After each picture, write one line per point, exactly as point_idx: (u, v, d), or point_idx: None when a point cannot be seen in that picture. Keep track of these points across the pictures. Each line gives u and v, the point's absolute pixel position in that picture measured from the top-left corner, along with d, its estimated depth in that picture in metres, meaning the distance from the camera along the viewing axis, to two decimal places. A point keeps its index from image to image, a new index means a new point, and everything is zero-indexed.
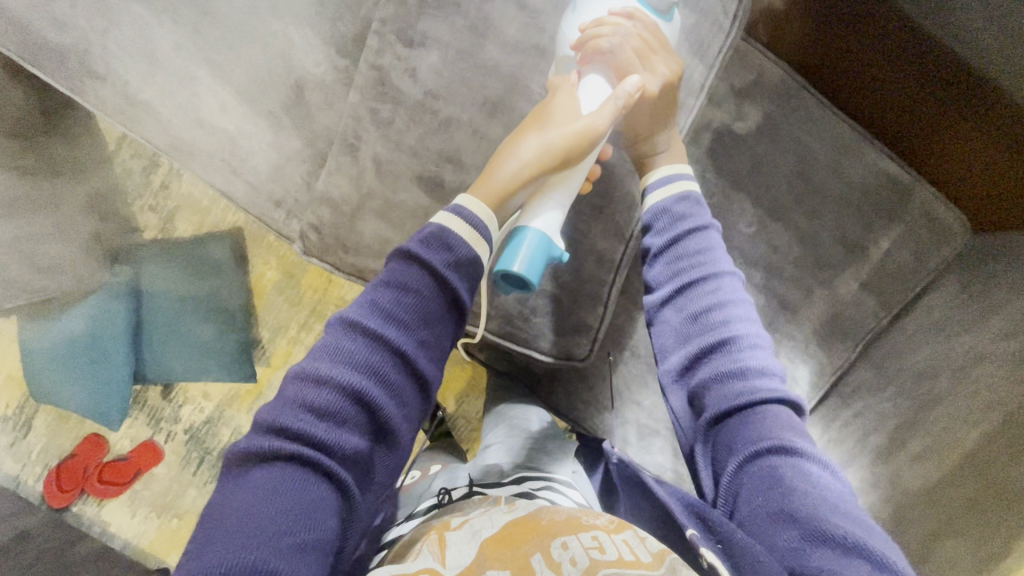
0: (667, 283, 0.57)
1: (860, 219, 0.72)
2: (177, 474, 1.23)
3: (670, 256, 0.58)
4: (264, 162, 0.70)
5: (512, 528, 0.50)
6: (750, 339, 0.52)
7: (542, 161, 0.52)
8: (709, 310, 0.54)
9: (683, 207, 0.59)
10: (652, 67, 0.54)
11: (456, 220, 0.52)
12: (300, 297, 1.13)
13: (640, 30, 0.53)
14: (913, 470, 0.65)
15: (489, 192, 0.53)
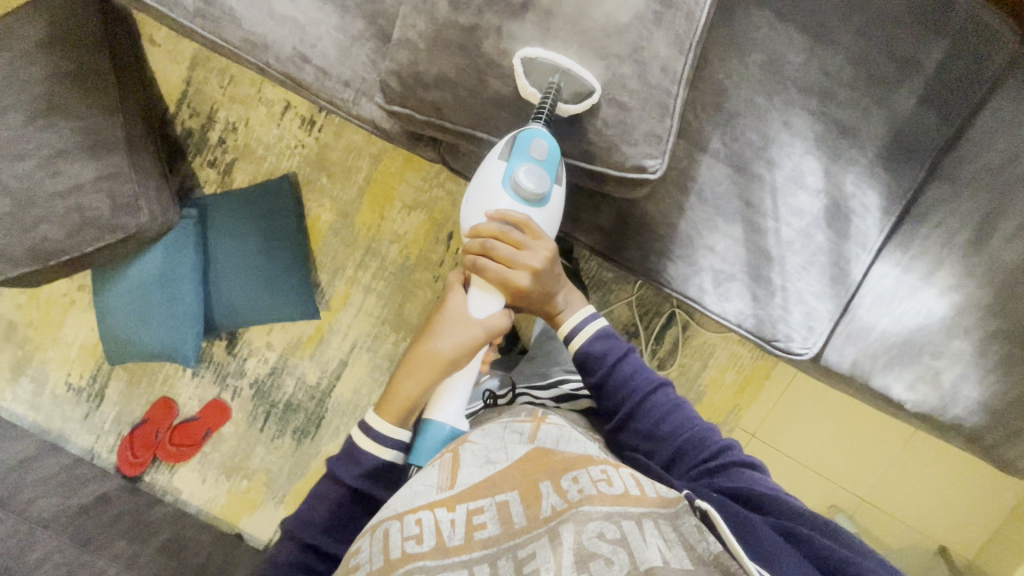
0: (621, 403, 0.70)
1: (909, 35, 0.73)
2: (245, 432, 1.24)
3: (615, 381, 0.71)
4: (331, 46, 0.74)
5: (527, 459, 0.60)
6: (702, 434, 0.68)
7: (432, 363, 0.71)
8: (661, 422, 0.68)
9: (604, 346, 0.72)
10: (520, 274, 0.68)
11: (365, 440, 0.70)
12: (355, 237, 1.17)
13: (509, 236, 0.67)
14: (1009, 249, 0.70)
15: (397, 404, 0.71)
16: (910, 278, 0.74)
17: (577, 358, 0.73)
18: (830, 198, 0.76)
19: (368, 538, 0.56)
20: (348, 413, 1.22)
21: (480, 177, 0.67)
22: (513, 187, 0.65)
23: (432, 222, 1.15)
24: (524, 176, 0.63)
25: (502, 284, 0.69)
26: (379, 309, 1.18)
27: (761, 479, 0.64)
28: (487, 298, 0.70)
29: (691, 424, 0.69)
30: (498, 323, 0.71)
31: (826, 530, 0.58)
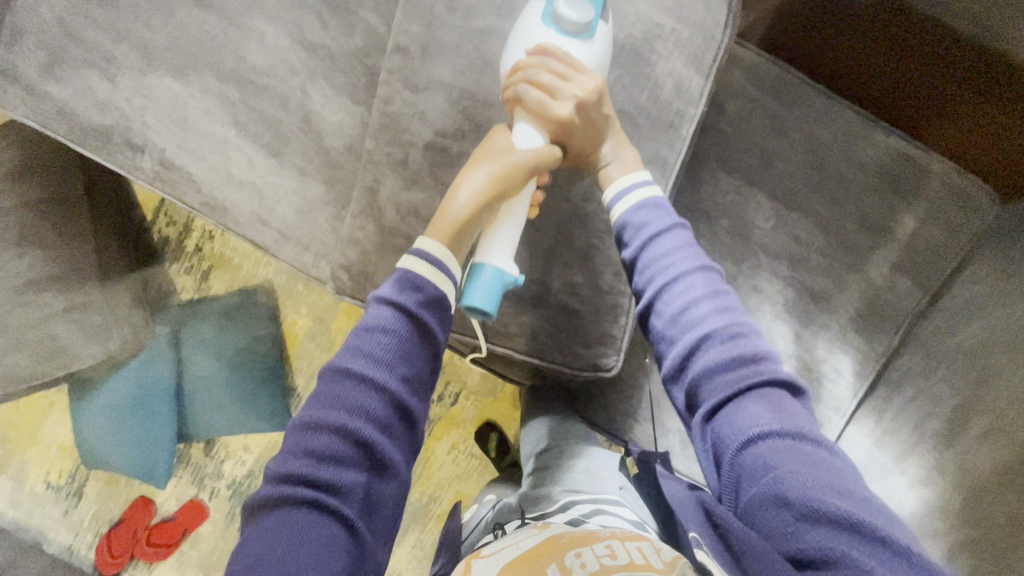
0: (647, 291, 0.57)
1: (881, 202, 0.71)
2: (223, 532, 1.23)
3: (647, 259, 0.57)
4: (291, 210, 0.74)
5: (532, 551, 0.51)
6: (732, 322, 0.53)
7: (489, 186, 0.53)
8: (692, 302, 0.54)
9: (648, 216, 0.58)
10: (565, 102, 0.55)
11: (420, 263, 0.51)
12: (330, 343, 1.15)
13: (551, 67, 0.55)
14: (980, 451, 0.61)
15: (445, 229, 0.54)
16: (883, 457, 0.69)
17: (617, 227, 0.60)
18: (800, 362, 0.74)
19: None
20: None
21: (511, 38, 0.58)
22: (554, 21, 0.55)
23: None
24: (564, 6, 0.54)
25: (547, 101, 0.55)
26: None
27: (790, 409, 0.48)
28: (533, 130, 0.56)
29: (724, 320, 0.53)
30: (546, 153, 0.56)
31: (882, 553, 0.39)
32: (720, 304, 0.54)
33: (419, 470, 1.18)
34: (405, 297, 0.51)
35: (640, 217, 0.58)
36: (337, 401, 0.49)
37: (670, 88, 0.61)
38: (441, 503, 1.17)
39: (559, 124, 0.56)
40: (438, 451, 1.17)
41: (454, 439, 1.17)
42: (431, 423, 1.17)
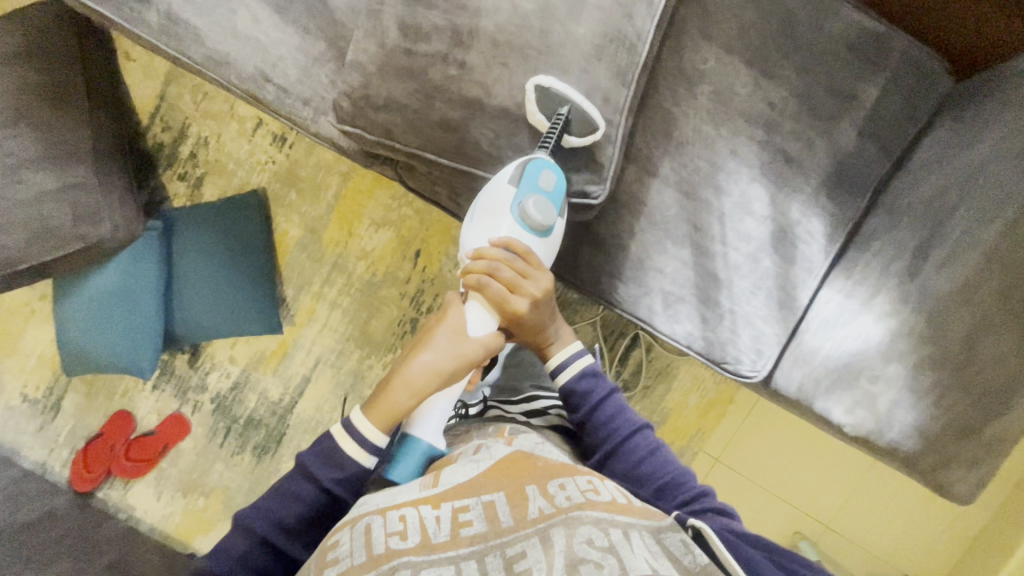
0: (600, 438, 0.74)
1: (849, 71, 0.77)
2: (204, 448, 1.22)
3: (597, 420, 0.75)
4: (292, 66, 0.76)
5: (505, 465, 0.57)
6: (673, 474, 0.71)
7: (424, 382, 0.65)
8: (640, 460, 0.72)
9: (589, 385, 0.76)
10: (519, 299, 0.67)
11: (350, 443, 0.62)
12: (321, 253, 1.17)
13: (502, 272, 0.66)
14: (941, 277, 0.67)
15: (384, 414, 0.64)
16: (851, 303, 0.73)
17: (564, 394, 0.77)
18: (776, 224, 0.77)
19: (345, 534, 0.50)
20: (310, 430, 1.21)
21: (485, 197, 0.67)
22: (518, 213, 0.66)
23: (400, 240, 1.17)
24: (530, 206, 0.65)
25: (503, 304, 0.67)
26: (344, 325, 1.18)
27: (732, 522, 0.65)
28: (485, 314, 0.68)
29: (673, 476, 0.71)
30: (491, 343, 0.68)
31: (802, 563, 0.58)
32: (662, 469, 0.71)
33: None
34: (355, 436, 0.63)
35: (584, 385, 0.76)
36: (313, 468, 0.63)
37: None
38: None
39: (512, 316, 0.68)
40: None
41: None
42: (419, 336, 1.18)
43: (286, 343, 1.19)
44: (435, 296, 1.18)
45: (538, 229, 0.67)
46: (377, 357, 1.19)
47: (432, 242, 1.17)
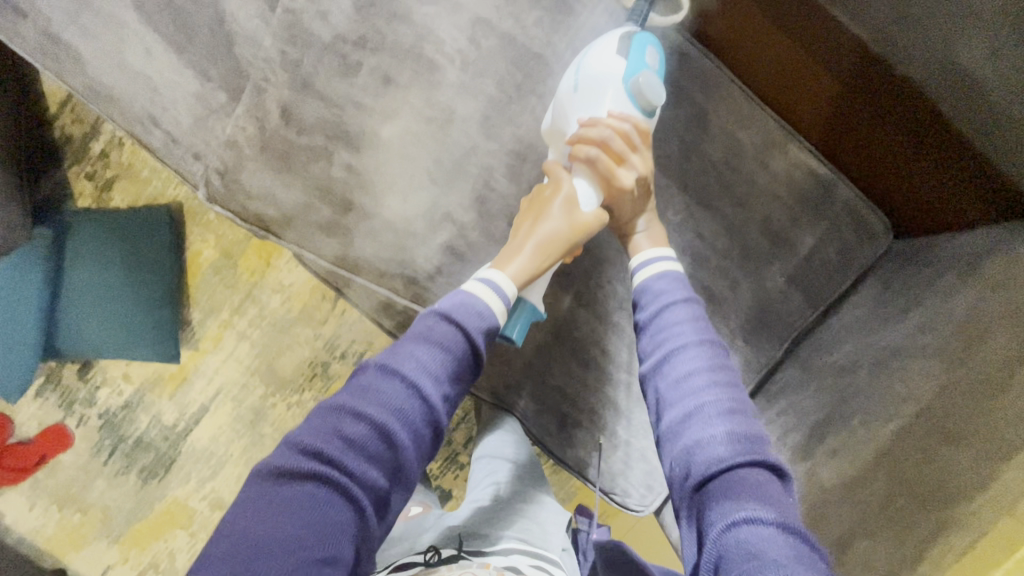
0: (652, 350, 0.57)
1: (786, 215, 0.72)
2: (86, 464, 1.15)
3: (658, 323, 0.58)
4: (185, 113, 0.68)
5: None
6: (733, 403, 0.52)
7: (549, 245, 0.59)
8: (693, 371, 0.54)
9: (665, 286, 0.59)
10: (626, 172, 0.60)
11: (493, 296, 0.56)
12: (236, 280, 1.10)
13: (613, 145, 0.59)
14: (828, 465, 0.63)
15: (519, 274, 0.58)
16: None
17: (635, 293, 0.62)
18: None
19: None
20: (202, 460, 1.15)
21: (587, 60, 0.60)
22: (630, 88, 0.59)
23: (321, 279, 1.10)
24: (644, 81, 0.58)
25: (608, 171, 0.59)
26: (252, 357, 1.12)
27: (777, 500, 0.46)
28: (590, 190, 0.60)
29: (715, 402, 0.52)
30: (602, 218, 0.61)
31: None
32: (702, 401, 0.52)
33: None
34: (466, 315, 0.54)
35: (658, 286, 0.60)
36: (372, 395, 0.50)
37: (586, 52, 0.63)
38: None
39: (615, 189, 0.60)
40: None
41: None
42: (328, 380, 1.13)
43: (186, 368, 1.12)
44: (351, 342, 1.12)
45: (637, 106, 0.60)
46: (283, 396, 1.13)
47: None
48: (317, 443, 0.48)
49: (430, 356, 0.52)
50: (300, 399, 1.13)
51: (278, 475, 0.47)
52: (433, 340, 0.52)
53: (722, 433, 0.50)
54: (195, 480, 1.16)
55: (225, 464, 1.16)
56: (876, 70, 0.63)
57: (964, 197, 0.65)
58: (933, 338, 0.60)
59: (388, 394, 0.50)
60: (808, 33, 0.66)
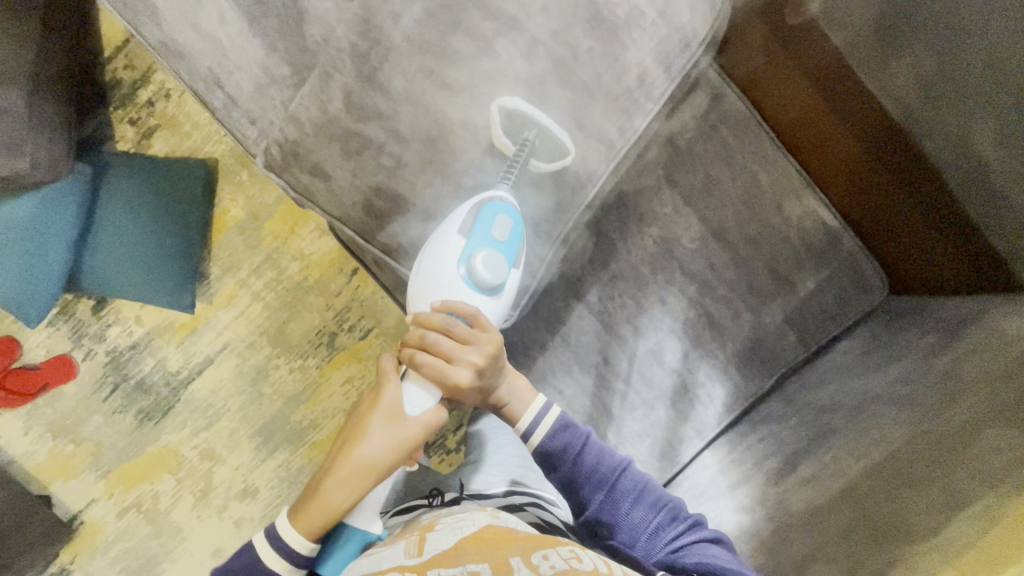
0: (585, 492, 0.66)
1: (793, 258, 0.77)
2: (86, 398, 1.18)
3: (580, 472, 0.67)
4: (248, 80, 0.72)
5: (492, 534, 0.55)
6: (662, 504, 0.65)
7: (359, 471, 0.63)
8: (624, 488, 0.66)
9: (563, 438, 0.68)
10: (461, 369, 0.64)
11: (279, 542, 0.62)
12: (259, 242, 1.14)
13: (449, 337, 0.63)
14: (799, 493, 0.68)
15: (331, 489, 0.63)
16: (722, 481, 0.75)
17: (536, 456, 0.69)
18: (680, 379, 0.79)
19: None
20: (199, 410, 1.19)
21: (432, 246, 0.66)
22: (467, 268, 0.64)
23: (341, 253, 1.15)
24: (479, 261, 0.64)
25: (440, 375, 0.63)
26: (263, 318, 1.16)
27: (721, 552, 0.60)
28: (421, 391, 0.65)
29: (641, 529, 0.64)
30: (433, 417, 0.65)
31: None
32: (637, 520, 0.64)
33: (308, 391, 1.18)
34: (281, 542, 0.62)
35: (554, 444, 0.68)
36: (304, 512, 0.63)
37: (633, 77, 0.68)
38: (321, 430, 1.19)
39: (452, 387, 0.64)
40: (333, 379, 1.18)
41: (350, 372, 1.18)
42: (333, 351, 1.17)
43: (198, 319, 1.16)
44: (361, 317, 1.16)
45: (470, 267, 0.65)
46: (287, 359, 1.17)
47: None
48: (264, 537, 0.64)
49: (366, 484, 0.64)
50: (303, 365, 1.18)
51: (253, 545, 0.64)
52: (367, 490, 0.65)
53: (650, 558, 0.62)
54: (190, 429, 1.20)
55: (222, 417, 1.19)
56: (905, 147, 0.68)
57: (965, 271, 0.69)
58: (912, 390, 0.66)
59: (317, 505, 0.62)
60: (845, 104, 0.72)
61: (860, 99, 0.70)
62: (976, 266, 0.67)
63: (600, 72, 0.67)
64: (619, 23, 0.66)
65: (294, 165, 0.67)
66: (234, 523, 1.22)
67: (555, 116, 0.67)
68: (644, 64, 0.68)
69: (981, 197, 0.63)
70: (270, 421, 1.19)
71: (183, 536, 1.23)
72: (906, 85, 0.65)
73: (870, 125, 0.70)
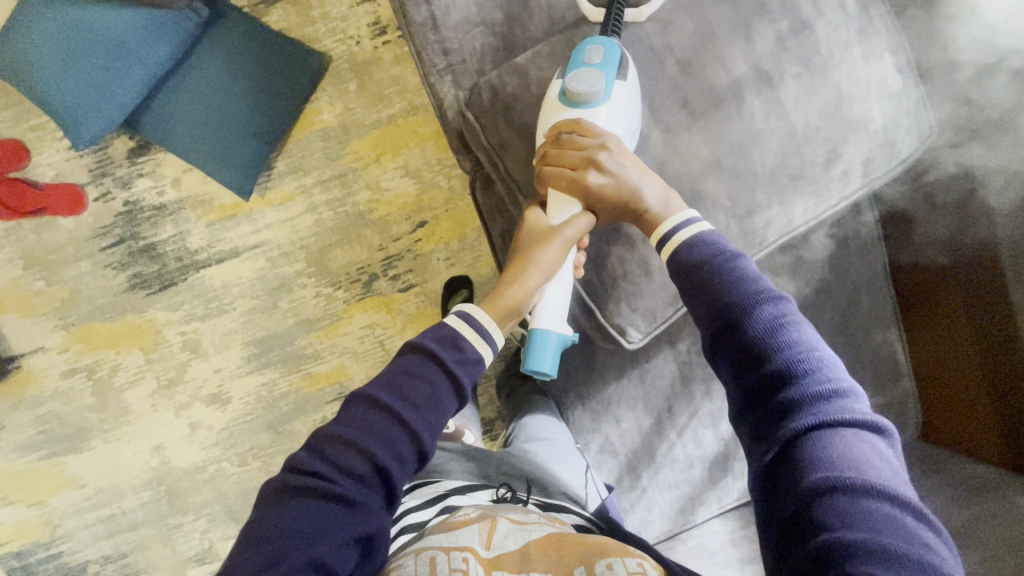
0: (748, 277, 0.54)
1: (859, 379, 0.84)
2: (81, 240, 1.06)
3: (749, 296, 0.53)
4: (457, 10, 0.69)
5: (570, 543, 0.52)
6: (829, 362, 0.49)
7: (535, 273, 0.62)
8: (792, 329, 0.51)
9: (711, 249, 0.57)
10: (587, 172, 0.60)
11: (466, 329, 0.59)
12: (338, 157, 1.07)
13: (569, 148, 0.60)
14: None
15: (497, 310, 0.61)
16: (732, 552, 0.80)
17: (674, 259, 0.59)
18: (724, 448, 0.82)
19: (410, 560, 0.50)
20: (201, 298, 1.09)
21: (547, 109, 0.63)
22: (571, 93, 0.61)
23: (416, 201, 1.10)
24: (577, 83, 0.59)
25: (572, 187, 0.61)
26: (310, 232, 1.09)
27: (874, 447, 0.43)
28: (562, 201, 0.62)
29: (790, 349, 0.49)
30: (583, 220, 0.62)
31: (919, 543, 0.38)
32: (781, 366, 0.48)
33: (326, 322, 1.12)
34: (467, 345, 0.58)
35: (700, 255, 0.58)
36: (360, 435, 0.53)
37: (841, 166, 0.66)
38: (321, 364, 1.13)
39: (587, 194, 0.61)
40: (355, 320, 1.13)
41: (375, 318, 1.13)
42: (367, 291, 1.12)
43: (241, 206, 1.07)
44: (408, 270, 1.12)
45: (571, 97, 0.60)
46: (317, 282, 1.11)
47: (442, 224, 1.11)
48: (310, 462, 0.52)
49: (434, 387, 0.56)
50: (331, 294, 1.11)
51: (273, 498, 0.51)
52: (471, 353, 0.58)
53: (795, 389, 0.47)
54: (183, 313, 1.10)
55: (221, 314, 1.10)
56: (1003, 330, 0.72)
57: (990, 452, 0.78)
58: None
59: (361, 449, 0.52)
60: (977, 272, 0.75)
61: (991, 285, 0.73)
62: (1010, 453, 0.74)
63: (817, 147, 0.65)
64: (853, 120, 0.65)
65: (488, 119, 0.66)
66: (189, 424, 1.13)
67: (762, 172, 0.64)
68: (854, 165, 0.67)
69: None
70: (272, 336, 1.12)
71: (127, 419, 1.12)
72: None
73: (982, 296, 0.75)
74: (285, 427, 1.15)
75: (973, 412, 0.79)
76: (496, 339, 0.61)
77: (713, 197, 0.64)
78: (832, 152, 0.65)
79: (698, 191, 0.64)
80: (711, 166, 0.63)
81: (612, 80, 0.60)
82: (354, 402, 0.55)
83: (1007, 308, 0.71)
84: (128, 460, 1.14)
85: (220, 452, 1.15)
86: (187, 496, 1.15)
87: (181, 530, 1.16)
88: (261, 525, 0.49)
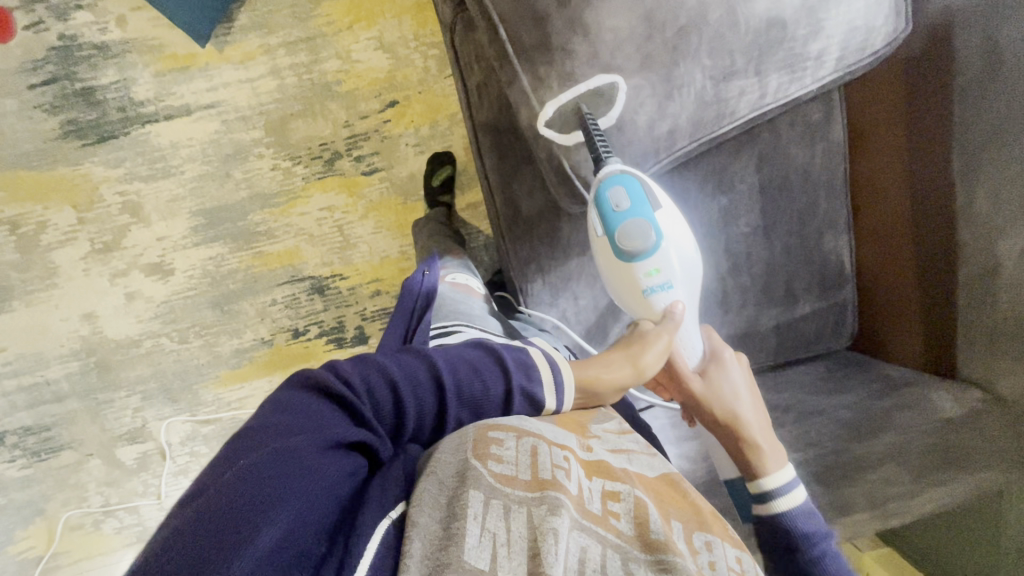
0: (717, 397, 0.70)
1: (806, 282, 0.88)
2: (6, 73, 0.96)
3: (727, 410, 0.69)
4: None
5: (662, 487, 0.55)
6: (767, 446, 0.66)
7: (625, 358, 0.65)
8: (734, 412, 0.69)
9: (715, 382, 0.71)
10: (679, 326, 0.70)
11: (548, 372, 0.59)
12: (308, 18, 1.01)
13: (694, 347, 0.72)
14: None
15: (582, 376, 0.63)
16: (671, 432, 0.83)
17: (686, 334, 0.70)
18: None
19: (511, 440, 0.51)
20: (145, 157, 1.01)
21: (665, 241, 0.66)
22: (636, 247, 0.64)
23: (388, 78, 1.04)
24: (621, 201, 0.63)
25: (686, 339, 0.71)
26: (271, 98, 1.02)
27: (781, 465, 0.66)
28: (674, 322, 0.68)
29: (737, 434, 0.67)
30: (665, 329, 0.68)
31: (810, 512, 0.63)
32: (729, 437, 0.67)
33: (282, 198, 1.06)
34: (547, 375, 0.60)
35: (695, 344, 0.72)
36: (413, 375, 0.53)
37: (817, 46, 0.70)
38: (274, 243, 1.08)
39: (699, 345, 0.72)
40: (314, 200, 1.07)
41: (336, 201, 1.08)
42: (329, 171, 1.06)
43: (196, 59, 0.99)
44: (374, 153, 1.07)
45: (632, 253, 0.65)
46: (275, 154, 1.04)
47: (414, 106, 1.06)
48: (353, 379, 0.50)
49: (484, 387, 0.56)
50: (289, 169, 1.05)
51: (307, 396, 0.49)
52: (537, 388, 0.58)
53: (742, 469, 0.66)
54: (123, 171, 1.01)
55: (167, 177, 1.03)
56: (942, 243, 0.78)
57: (917, 356, 0.85)
58: (850, 417, 0.80)
59: (407, 400, 0.52)
60: (927, 186, 0.79)
61: (941, 195, 0.77)
62: (935, 357, 0.82)
63: (801, 20, 0.67)
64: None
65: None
66: (125, 294, 1.07)
67: (746, 32, 0.66)
68: (830, 44, 0.70)
69: (978, 300, 0.75)
70: (222, 208, 1.05)
71: (56, 282, 1.04)
72: (978, 199, 0.73)
73: (929, 210, 0.79)
74: (230, 306, 1.09)
75: (906, 319, 0.86)
76: (564, 388, 0.60)
77: (691, 52, 0.65)
78: (816, 27, 0.68)
79: (685, 40, 0.64)
80: (696, 17, 0.63)
81: (652, 215, 0.65)
82: (424, 354, 0.55)
83: (947, 210, 0.77)
84: (53, 326, 1.06)
85: (159, 327, 1.09)
86: (121, 370, 1.09)
87: (111, 406, 1.10)
88: (284, 413, 0.47)
